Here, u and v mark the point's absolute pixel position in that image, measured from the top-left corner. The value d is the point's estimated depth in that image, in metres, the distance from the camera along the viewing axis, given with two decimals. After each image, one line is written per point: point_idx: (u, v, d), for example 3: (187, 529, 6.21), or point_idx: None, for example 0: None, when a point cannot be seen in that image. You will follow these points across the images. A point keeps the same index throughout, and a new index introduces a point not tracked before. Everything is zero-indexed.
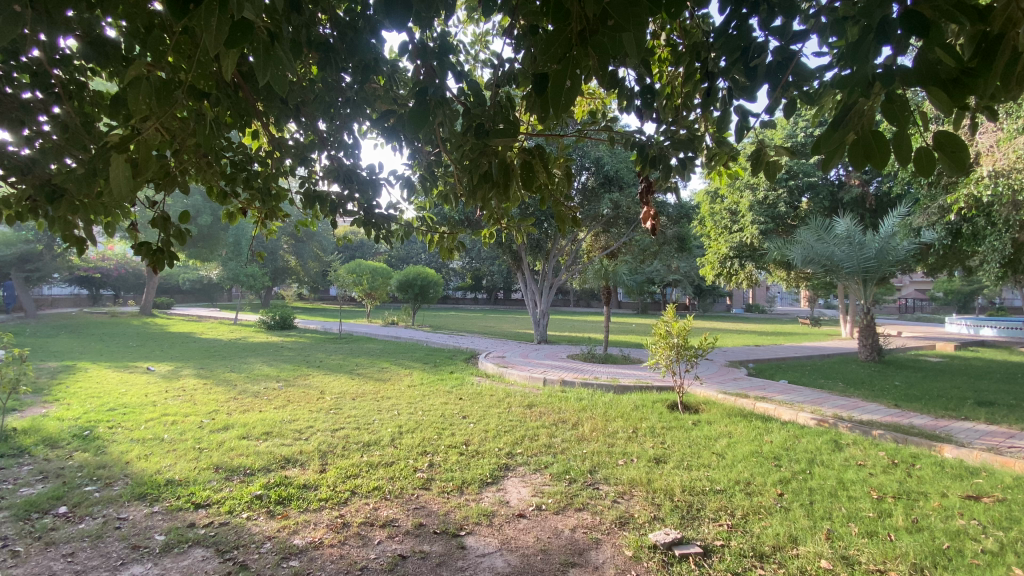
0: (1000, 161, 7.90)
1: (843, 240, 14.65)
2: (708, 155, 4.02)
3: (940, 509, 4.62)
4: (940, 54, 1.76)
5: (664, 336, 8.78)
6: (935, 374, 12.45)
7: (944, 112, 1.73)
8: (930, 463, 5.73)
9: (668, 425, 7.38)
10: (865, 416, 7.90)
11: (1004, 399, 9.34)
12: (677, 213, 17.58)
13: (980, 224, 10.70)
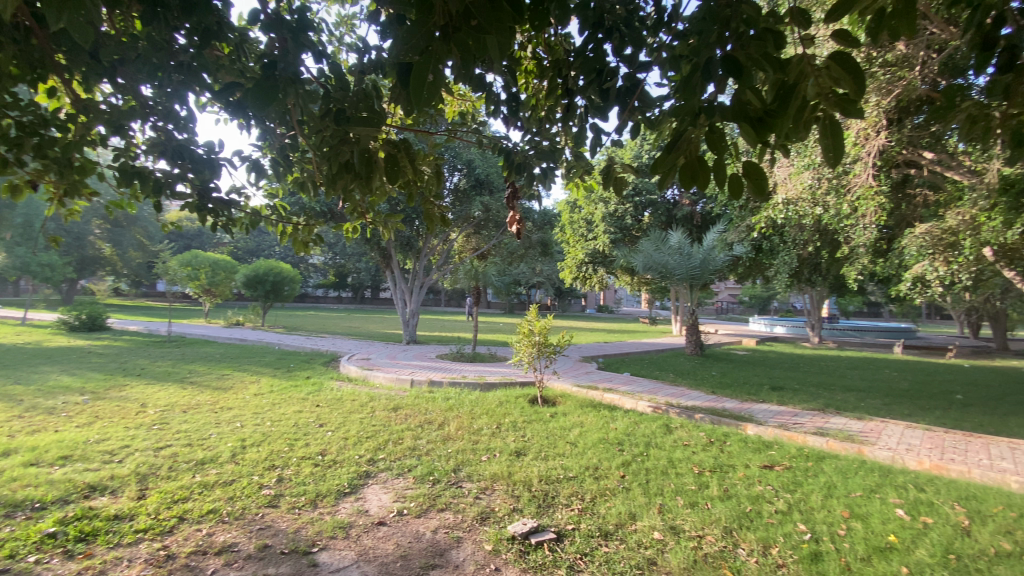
0: (790, 191, 9.74)
1: (676, 251, 16.94)
2: (568, 167, 4.32)
3: (745, 478, 5.56)
4: (749, 96, 2.10)
5: (527, 334, 9.19)
6: (742, 365, 14.95)
7: (751, 146, 2.06)
8: (737, 439, 6.86)
9: (529, 419, 7.74)
10: (690, 402, 9.16)
11: (789, 384, 11.58)
12: (542, 219, 18.58)
13: (775, 241, 13.12)
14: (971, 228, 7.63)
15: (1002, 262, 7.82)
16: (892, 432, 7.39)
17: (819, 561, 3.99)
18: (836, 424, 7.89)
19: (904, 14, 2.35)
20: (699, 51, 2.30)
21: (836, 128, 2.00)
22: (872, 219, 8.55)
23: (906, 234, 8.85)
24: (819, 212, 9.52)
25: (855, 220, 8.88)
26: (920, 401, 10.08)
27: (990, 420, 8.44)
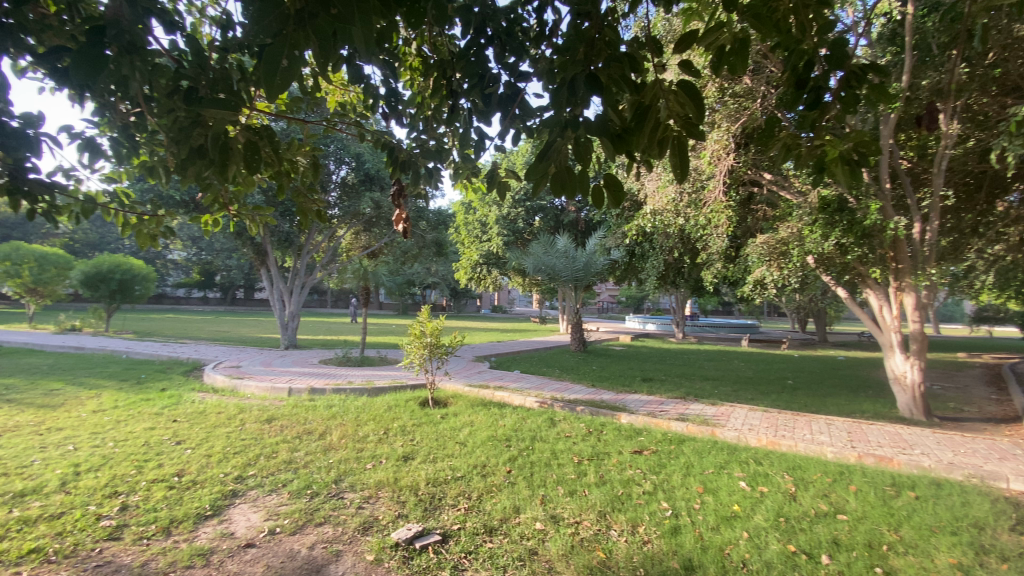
0: (659, 202, 10.77)
1: (562, 254, 17.91)
2: (454, 168, 4.34)
3: (618, 463, 6.03)
4: (613, 113, 2.28)
5: (418, 336, 9.01)
6: (620, 360, 16.19)
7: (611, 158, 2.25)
8: (613, 428, 7.41)
9: (418, 422, 7.60)
10: (573, 396, 9.69)
11: (658, 375, 12.79)
12: (436, 219, 18.40)
13: (647, 247, 14.40)
14: (798, 239, 9.06)
15: (819, 268, 9.33)
16: (739, 415, 8.51)
17: (678, 534, 4.45)
18: (695, 409, 8.88)
19: (740, 52, 2.72)
20: (569, 67, 2.46)
21: (683, 147, 2.27)
22: (724, 229, 9.76)
23: (750, 243, 10.25)
24: (682, 222, 10.64)
25: (711, 230, 10.06)
26: (761, 387, 11.73)
27: (810, 400, 10.08)
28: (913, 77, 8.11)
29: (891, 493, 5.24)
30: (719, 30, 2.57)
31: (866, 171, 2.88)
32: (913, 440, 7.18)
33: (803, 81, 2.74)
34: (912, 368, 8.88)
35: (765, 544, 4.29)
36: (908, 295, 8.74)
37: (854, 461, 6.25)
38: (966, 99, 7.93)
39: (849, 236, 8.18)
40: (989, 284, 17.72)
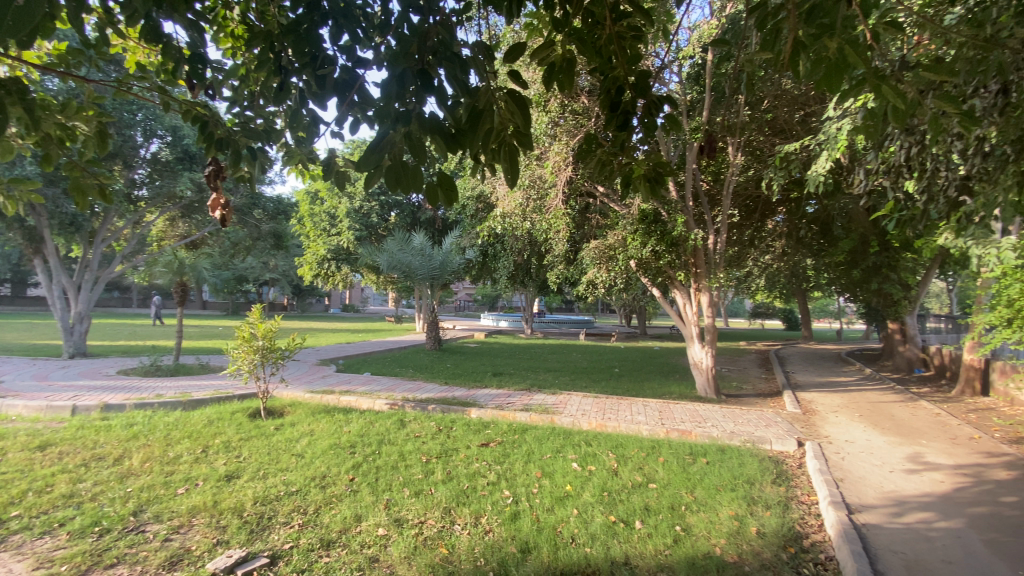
0: (508, 205, 11.29)
1: (417, 252, 17.63)
2: (285, 151, 4.02)
3: (465, 458, 6.15)
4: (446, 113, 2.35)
5: (248, 339, 8.03)
6: (472, 356, 16.54)
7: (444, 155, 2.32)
8: (462, 424, 7.52)
9: (247, 435, 6.79)
10: (423, 395, 9.59)
11: (507, 370, 13.40)
12: (275, 209, 16.64)
13: (497, 248, 14.93)
14: (624, 245, 10.27)
15: (639, 270, 10.59)
16: (575, 402, 9.33)
17: (517, 520, 4.70)
18: (538, 400, 9.49)
19: (567, 71, 2.96)
20: (401, 60, 2.47)
21: (514, 153, 2.41)
22: (565, 233, 10.61)
23: (585, 247, 11.31)
24: (529, 225, 11.27)
25: (554, 234, 10.84)
26: (595, 376, 13.03)
27: (633, 386, 11.50)
28: (711, 114, 9.74)
29: (690, 460, 6.23)
30: (544, 46, 2.77)
31: (664, 188, 3.35)
32: (706, 415, 8.64)
33: (616, 104, 3.10)
34: (707, 354, 10.66)
35: (591, 518, 4.76)
36: (704, 293, 10.46)
37: (664, 437, 7.29)
38: (747, 136, 9.78)
39: (661, 244, 9.76)
40: (761, 286, 22.17)
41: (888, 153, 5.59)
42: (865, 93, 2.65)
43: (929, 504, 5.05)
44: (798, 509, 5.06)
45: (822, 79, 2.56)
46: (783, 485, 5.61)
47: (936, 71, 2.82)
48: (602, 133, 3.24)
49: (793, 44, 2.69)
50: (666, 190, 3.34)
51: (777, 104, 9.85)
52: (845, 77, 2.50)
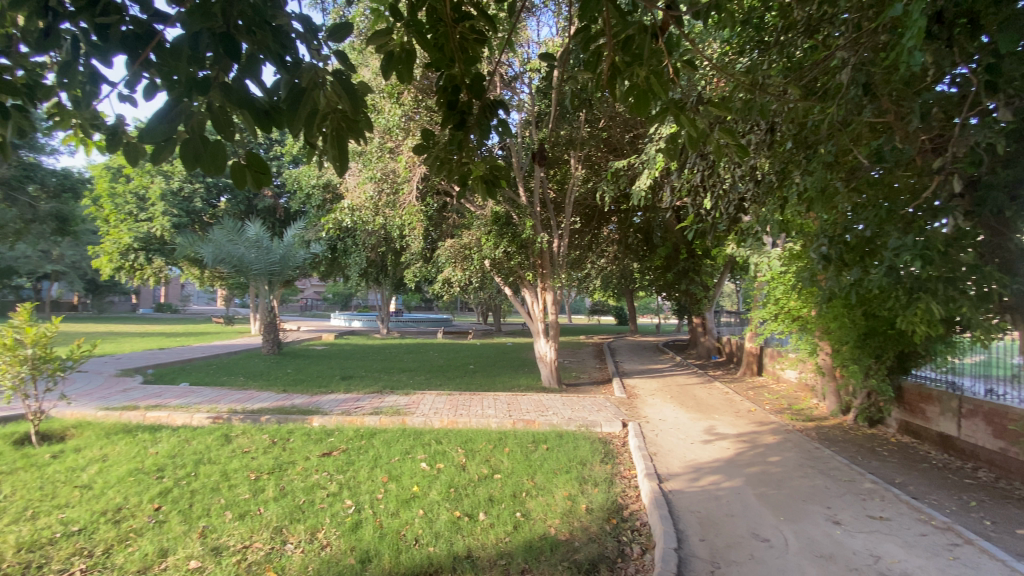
0: (355, 198, 10.82)
1: (252, 244, 15.79)
2: (58, 112, 3.27)
3: (302, 471, 5.66)
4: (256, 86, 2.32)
5: (9, 348, 6.35)
6: (317, 359, 15.38)
7: (255, 131, 2.30)
8: (300, 434, 6.91)
9: (7, 468, 5.35)
10: (255, 405, 8.60)
11: (357, 372, 12.74)
12: (58, 185, 13.43)
13: (346, 243, 14.12)
14: (476, 245, 10.50)
15: (493, 270, 10.98)
16: (427, 401, 9.25)
17: (357, 529, 4.46)
18: (388, 402, 9.20)
19: (406, 63, 2.96)
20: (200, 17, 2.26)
21: (340, 142, 2.37)
22: (418, 231, 10.48)
23: (439, 246, 11.30)
24: (381, 220, 10.87)
25: (408, 230, 10.62)
26: (448, 373, 13.10)
27: (485, 381, 11.83)
28: (557, 126, 10.47)
29: (532, 448, 6.61)
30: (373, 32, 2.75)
31: (500, 190, 3.48)
32: (549, 404, 9.28)
33: (454, 103, 3.13)
34: (551, 348, 11.44)
35: (437, 516, 4.76)
36: (549, 292, 11.21)
37: (511, 428, 7.63)
38: (587, 150, 10.74)
39: (512, 245, 10.21)
40: (600, 287, 24.55)
41: (687, 173, 6.61)
42: (667, 120, 3.08)
43: (717, 468, 6.10)
44: (620, 483, 5.71)
45: (632, 104, 2.87)
46: (610, 463, 6.28)
47: (719, 108, 3.37)
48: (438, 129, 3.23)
49: (610, 66, 3.01)
50: (500, 191, 3.46)
51: (611, 124, 11.00)
52: (651, 103, 2.81)
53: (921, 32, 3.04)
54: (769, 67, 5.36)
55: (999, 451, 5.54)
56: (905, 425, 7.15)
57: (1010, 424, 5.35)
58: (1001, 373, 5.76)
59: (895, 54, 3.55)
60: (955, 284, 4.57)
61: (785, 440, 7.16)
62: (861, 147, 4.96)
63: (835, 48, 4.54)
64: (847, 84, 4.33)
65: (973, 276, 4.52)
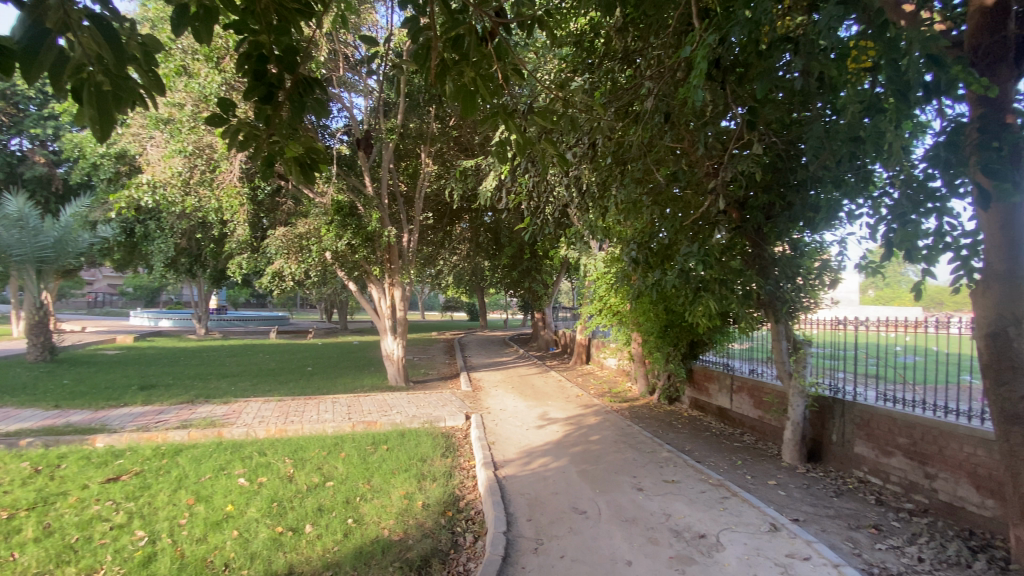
0: (158, 174, 9.20)
1: (11, 223, 12.53)
2: None
3: (77, 503, 4.66)
4: None
5: None
6: (108, 366, 12.74)
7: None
8: (76, 457, 5.62)
9: None
10: (11, 426, 6.80)
11: (163, 380, 10.86)
12: None
13: (150, 226, 11.93)
14: (314, 235, 9.70)
15: (335, 263, 10.05)
16: (251, 410, 8.27)
17: (150, 563, 3.93)
18: (202, 413, 8.00)
19: (206, 20, 2.62)
20: None
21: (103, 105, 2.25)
22: (244, 217, 9.33)
23: (270, 235, 10.18)
24: (194, 202, 9.42)
25: (230, 216, 9.38)
26: (281, 376, 11.92)
27: (324, 383, 11.04)
28: (405, 118, 10.23)
29: (370, 450, 6.35)
30: None
31: (318, 174, 3.33)
32: (393, 403, 9.04)
33: (261, 74, 2.89)
34: (399, 346, 11.11)
35: (254, 535, 4.31)
36: (397, 288, 10.89)
37: (349, 431, 7.23)
38: (437, 146, 10.75)
39: (357, 238, 9.63)
40: (448, 283, 24.78)
41: (519, 176, 6.99)
42: (498, 122, 3.19)
43: (547, 451, 6.59)
44: (459, 475, 5.82)
45: (461, 103, 2.89)
46: (450, 457, 6.34)
47: (544, 118, 3.63)
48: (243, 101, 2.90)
49: (439, 60, 3.00)
50: (318, 176, 3.31)
51: (460, 122, 11.14)
52: (478, 105, 2.87)
53: (702, 73, 3.64)
54: (595, 87, 5.91)
55: (756, 418, 6.95)
56: (695, 401, 8.59)
57: (764, 396, 6.73)
58: (762, 355, 7.14)
59: (684, 91, 4.20)
60: (729, 285, 5.58)
61: (605, 420, 8.05)
62: (663, 167, 5.78)
63: (646, 77, 5.23)
64: (651, 111, 5.00)
65: (740, 278, 5.58)
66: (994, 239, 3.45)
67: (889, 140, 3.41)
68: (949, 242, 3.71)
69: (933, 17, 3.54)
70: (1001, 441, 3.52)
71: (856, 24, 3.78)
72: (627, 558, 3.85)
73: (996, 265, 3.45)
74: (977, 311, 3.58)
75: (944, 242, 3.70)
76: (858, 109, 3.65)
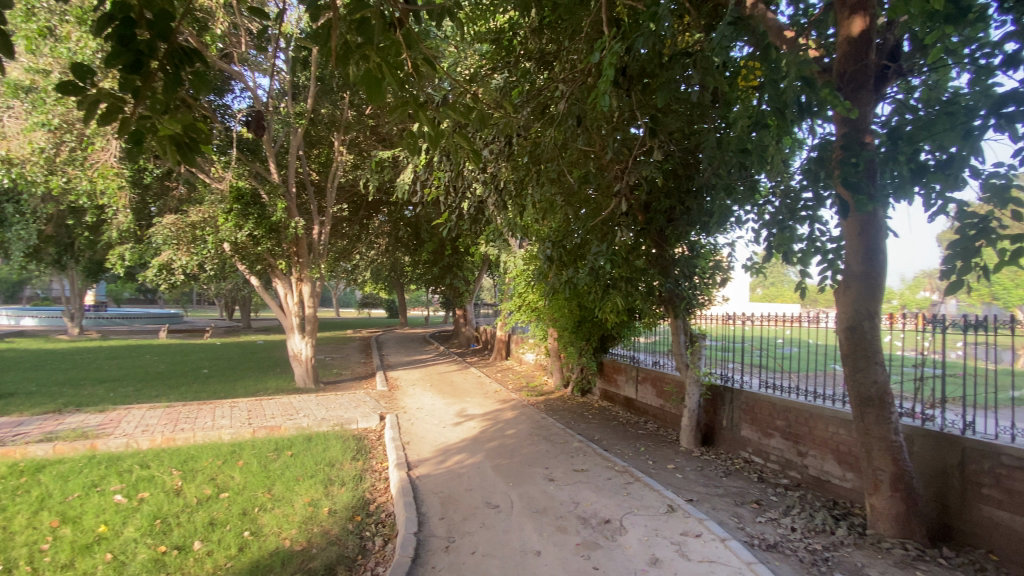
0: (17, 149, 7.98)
1: None
2: None
3: None
4: None
5: None
6: None
7: None
8: None
9: None
10: None
11: (23, 387, 9.45)
12: None
13: (6, 210, 10.31)
14: (210, 224, 8.86)
15: (234, 256, 9.39)
16: (134, 418, 7.40)
17: None
18: (72, 423, 7.06)
19: None
20: None
21: None
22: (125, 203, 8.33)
23: (157, 223, 9.18)
24: (63, 183, 8.27)
25: (108, 201, 8.35)
26: (171, 380, 10.78)
27: (222, 386, 10.19)
28: (316, 103, 9.67)
29: (272, 457, 5.93)
30: None
31: (199, 156, 3.09)
32: (300, 406, 8.53)
33: (128, 40, 2.63)
34: (307, 346, 10.48)
35: (132, 558, 3.96)
36: (305, 283, 10.26)
37: (249, 437, 6.71)
38: (351, 135, 10.29)
39: (259, 228, 8.93)
40: (366, 279, 23.88)
41: (438, 171, 6.88)
42: (406, 113, 3.11)
43: (463, 447, 6.57)
44: (370, 477, 5.63)
45: (366, 90, 2.76)
46: (361, 460, 6.10)
47: (455, 111, 3.59)
48: (109, 68, 2.60)
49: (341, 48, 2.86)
50: (197, 158, 3.06)
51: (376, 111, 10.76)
52: (385, 93, 2.77)
53: (609, 79, 3.80)
54: (513, 86, 5.97)
55: (658, 407, 7.42)
56: (605, 392, 9.00)
57: (665, 386, 7.21)
58: (664, 348, 7.63)
59: (595, 96, 4.37)
60: (633, 283, 6.01)
61: (521, 414, 8.18)
62: (576, 168, 5.97)
63: (560, 79, 5.36)
64: (565, 113, 5.14)
65: (642, 277, 5.92)
66: (854, 245, 3.94)
67: (771, 153, 3.78)
68: (818, 247, 4.19)
69: (808, 44, 3.95)
70: (857, 421, 4.05)
71: (746, 45, 4.14)
72: (536, 549, 3.94)
73: (854, 268, 3.95)
74: (840, 307, 4.08)
75: (814, 246, 4.17)
76: (746, 124, 3.99)
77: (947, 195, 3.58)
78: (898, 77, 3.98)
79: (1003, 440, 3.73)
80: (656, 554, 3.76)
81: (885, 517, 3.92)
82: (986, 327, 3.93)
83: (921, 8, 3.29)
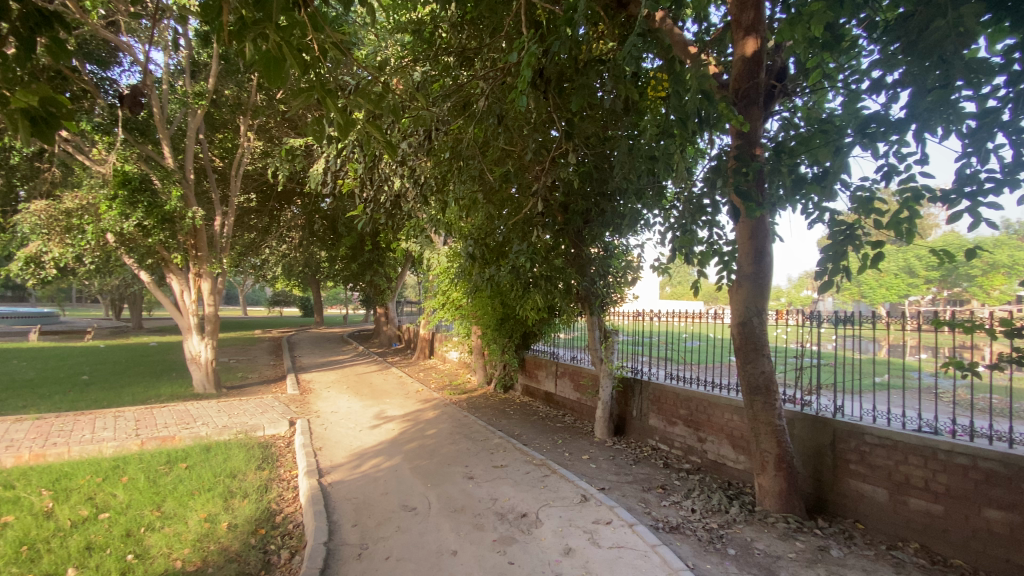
0: None
1: None
2: None
3: None
4: None
5: None
6: None
7: None
8: None
9: None
10: None
11: None
12: None
13: None
14: (89, 213, 7.84)
15: (120, 248, 8.34)
16: None
17: None
18: None
19: None
20: None
21: None
22: None
23: (22, 209, 8.00)
24: None
25: None
26: (40, 389, 9.45)
27: (105, 394, 9.10)
28: (218, 83, 8.88)
29: (164, 471, 5.38)
30: None
31: (64, 132, 2.70)
32: (198, 413, 7.83)
33: None
34: (207, 347, 9.64)
35: None
36: (205, 280, 9.42)
37: (136, 449, 6.03)
38: (259, 120, 9.58)
39: (149, 218, 7.92)
40: (277, 274, 22.36)
41: (354, 162, 6.60)
42: (313, 100, 2.94)
43: (380, 450, 6.37)
44: (277, 487, 5.29)
45: (263, 72, 2.56)
46: (267, 469, 5.71)
47: (369, 101, 3.44)
48: None
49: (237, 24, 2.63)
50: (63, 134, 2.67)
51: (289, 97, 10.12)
52: (286, 75, 2.64)
53: (526, 79, 3.84)
54: (434, 79, 5.88)
55: (575, 400, 7.68)
56: (526, 388, 9.16)
57: (582, 380, 7.47)
58: (581, 344, 7.92)
59: (513, 95, 4.39)
60: (552, 282, 6.07)
61: (442, 413, 8.08)
62: (496, 167, 5.98)
63: (481, 76, 5.35)
64: (485, 111, 5.14)
65: (561, 276, 6.05)
66: (746, 247, 4.31)
67: (675, 161, 4.03)
68: (717, 250, 4.54)
69: (709, 60, 4.25)
70: (747, 409, 4.43)
71: (654, 56, 4.36)
72: (452, 549, 3.91)
73: (746, 268, 4.32)
74: (733, 304, 4.44)
75: (713, 249, 4.51)
76: (655, 132, 4.22)
77: (823, 205, 4.01)
78: (784, 96, 4.39)
79: (865, 421, 4.26)
80: (569, 544, 3.88)
81: (771, 494, 4.33)
82: (853, 322, 4.46)
83: (802, 35, 3.64)
